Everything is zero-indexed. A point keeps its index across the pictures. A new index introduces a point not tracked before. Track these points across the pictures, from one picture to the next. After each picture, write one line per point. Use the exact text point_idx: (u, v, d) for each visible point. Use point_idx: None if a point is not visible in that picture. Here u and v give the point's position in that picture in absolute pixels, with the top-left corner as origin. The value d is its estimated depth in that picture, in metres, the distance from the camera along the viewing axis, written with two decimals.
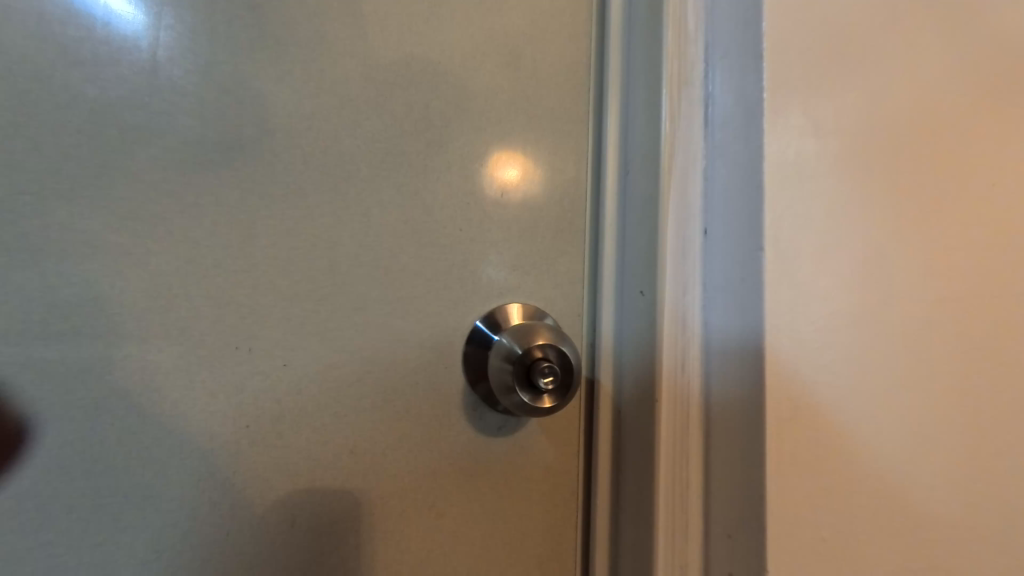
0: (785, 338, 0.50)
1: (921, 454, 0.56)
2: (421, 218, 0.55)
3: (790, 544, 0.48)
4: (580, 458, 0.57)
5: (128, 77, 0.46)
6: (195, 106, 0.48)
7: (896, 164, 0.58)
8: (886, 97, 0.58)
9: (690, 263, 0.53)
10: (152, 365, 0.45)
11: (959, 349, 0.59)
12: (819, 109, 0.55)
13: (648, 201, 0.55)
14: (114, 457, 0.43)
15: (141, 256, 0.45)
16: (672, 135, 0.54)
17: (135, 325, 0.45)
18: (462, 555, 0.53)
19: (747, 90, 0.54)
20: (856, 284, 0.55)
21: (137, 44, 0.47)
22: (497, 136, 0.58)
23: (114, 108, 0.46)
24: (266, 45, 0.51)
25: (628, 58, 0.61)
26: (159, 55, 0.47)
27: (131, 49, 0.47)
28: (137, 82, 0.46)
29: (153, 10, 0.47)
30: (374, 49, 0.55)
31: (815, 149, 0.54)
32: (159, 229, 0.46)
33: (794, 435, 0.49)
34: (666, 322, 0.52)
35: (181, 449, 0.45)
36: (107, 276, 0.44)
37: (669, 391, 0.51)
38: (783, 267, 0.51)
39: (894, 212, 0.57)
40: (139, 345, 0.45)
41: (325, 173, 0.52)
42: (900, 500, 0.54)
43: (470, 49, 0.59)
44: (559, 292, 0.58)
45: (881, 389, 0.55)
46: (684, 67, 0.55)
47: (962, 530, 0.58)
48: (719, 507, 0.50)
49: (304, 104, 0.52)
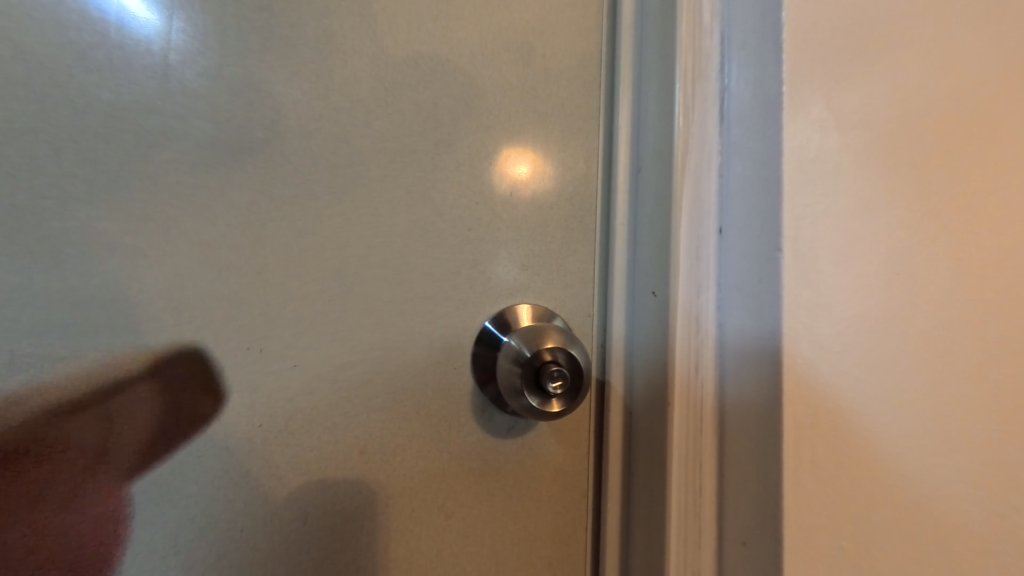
0: (803, 340, 0.48)
1: (945, 458, 0.54)
2: (431, 217, 0.55)
3: (808, 553, 0.47)
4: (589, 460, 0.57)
5: (142, 81, 0.47)
6: (207, 108, 0.49)
7: (922, 157, 0.56)
8: (911, 88, 0.56)
9: (705, 263, 0.52)
10: (170, 365, 0.46)
11: (986, 353, 0.57)
12: (841, 101, 0.53)
13: (661, 200, 0.53)
14: (135, 455, 0.44)
15: (158, 257, 0.46)
16: (686, 132, 0.52)
17: (153, 326, 0.45)
18: (473, 556, 0.53)
19: (765, 83, 0.52)
20: (878, 286, 0.53)
21: (150, 47, 0.47)
22: (507, 133, 0.57)
23: (130, 112, 0.46)
24: (276, 46, 0.51)
25: (640, 51, 0.59)
26: (172, 58, 0.48)
27: (145, 52, 0.47)
28: (151, 86, 0.47)
29: (165, 13, 0.48)
30: (383, 48, 0.55)
31: (836, 143, 0.52)
32: (177, 231, 0.47)
33: (812, 441, 0.48)
34: (679, 324, 0.50)
35: (198, 447, 0.46)
36: (128, 277, 0.45)
37: (682, 394, 0.50)
38: (801, 267, 0.49)
39: (919, 207, 0.55)
40: (158, 346, 0.45)
41: (335, 174, 0.52)
42: (923, 506, 0.52)
43: (480, 45, 0.58)
44: (569, 292, 0.57)
45: (904, 391, 0.53)
46: (699, 60, 0.54)
47: (988, 540, 0.55)
48: (734, 514, 0.49)
49: (314, 105, 0.52)
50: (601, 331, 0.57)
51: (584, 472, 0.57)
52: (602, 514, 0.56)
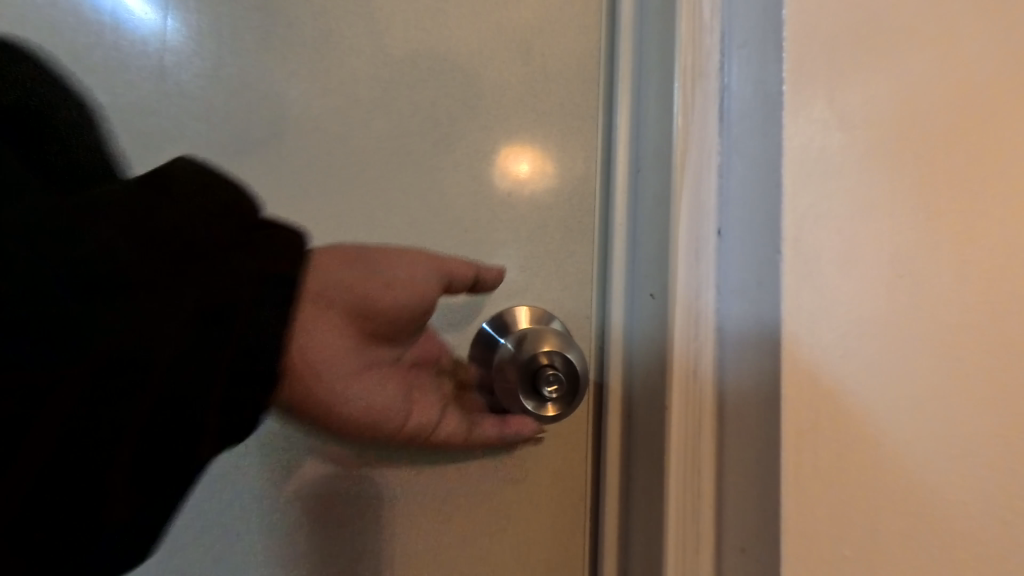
0: (805, 343, 0.47)
1: (948, 462, 0.53)
2: (428, 218, 0.54)
3: (808, 558, 0.46)
4: (588, 461, 0.56)
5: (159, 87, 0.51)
6: (212, 109, 0.51)
7: (927, 156, 0.55)
8: (918, 84, 0.55)
9: (705, 264, 0.51)
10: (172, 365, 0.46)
11: (993, 355, 0.56)
12: (845, 99, 0.52)
13: (660, 200, 0.53)
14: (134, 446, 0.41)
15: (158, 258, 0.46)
16: (686, 130, 0.52)
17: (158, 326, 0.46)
18: (469, 558, 0.53)
19: (768, 80, 0.51)
20: (882, 287, 0.52)
21: (158, 49, 0.51)
22: (506, 132, 0.57)
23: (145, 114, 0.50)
24: (274, 47, 0.53)
25: (640, 49, 0.58)
26: (175, 61, 0.51)
27: (154, 55, 0.51)
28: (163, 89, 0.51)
29: (177, 22, 0.52)
30: (380, 48, 0.55)
31: (839, 142, 0.51)
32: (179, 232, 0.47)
33: (812, 444, 0.47)
34: (678, 326, 0.50)
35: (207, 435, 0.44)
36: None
37: (680, 396, 0.50)
38: (804, 269, 0.48)
39: (924, 206, 0.54)
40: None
41: (333, 174, 0.52)
42: (926, 511, 0.52)
43: (478, 43, 0.57)
44: (568, 294, 0.57)
45: (907, 394, 0.52)
46: (699, 57, 0.53)
47: (994, 547, 0.54)
48: (734, 519, 0.48)
49: (312, 104, 0.52)
50: (600, 333, 0.57)
51: (583, 473, 0.57)
52: (601, 517, 0.55)
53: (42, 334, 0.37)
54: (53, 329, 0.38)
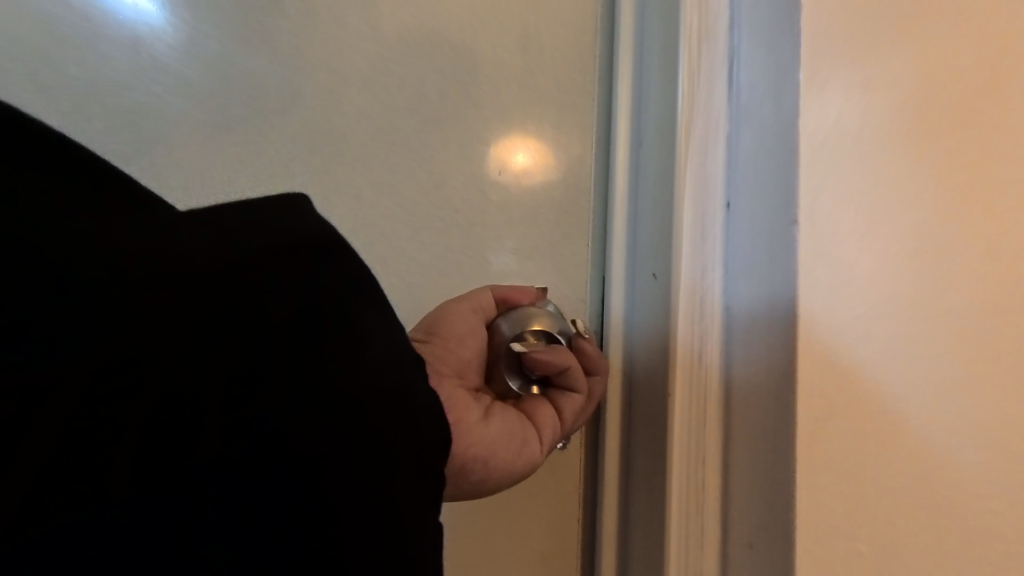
0: (818, 324, 0.45)
1: (964, 455, 0.51)
2: (417, 200, 0.51)
3: (819, 558, 0.43)
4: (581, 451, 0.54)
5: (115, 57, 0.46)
6: (180, 82, 0.47)
7: (946, 131, 0.52)
8: (937, 55, 0.52)
9: (710, 242, 0.49)
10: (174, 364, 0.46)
11: (1011, 344, 0.53)
12: (860, 68, 0.49)
13: (663, 174, 0.50)
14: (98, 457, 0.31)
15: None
16: (691, 99, 0.49)
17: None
18: (460, 553, 0.51)
19: (778, 45, 0.48)
20: (897, 271, 0.49)
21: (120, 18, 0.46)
22: (499, 109, 0.54)
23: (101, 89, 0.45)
24: (249, 15, 0.49)
25: (642, 19, 0.55)
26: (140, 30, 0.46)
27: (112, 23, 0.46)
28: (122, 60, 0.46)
29: None
30: (367, 19, 0.51)
31: (854, 114, 0.48)
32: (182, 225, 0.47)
33: (824, 434, 0.44)
34: (682, 306, 0.48)
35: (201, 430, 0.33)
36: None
37: (683, 381, 0.47)
38: (817, 247, 0.45)
39: (942, 185, 0.51)
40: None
41: (315, 153, 0.49)
42: (940, 506, 0.49)
43: (469, 14, 0.54)
44: (563, 278, 0.55)
45: (922, 383, 0.49)
46: (705, 23, 0.50)
47: (1008, 544, 0.52)
48: (740, 513, 0.46)
49: (291, 77, 0.49)
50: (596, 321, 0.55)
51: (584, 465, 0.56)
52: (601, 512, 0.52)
53: (43, 334, 0.32)
54: (56, 327, 0.32)
